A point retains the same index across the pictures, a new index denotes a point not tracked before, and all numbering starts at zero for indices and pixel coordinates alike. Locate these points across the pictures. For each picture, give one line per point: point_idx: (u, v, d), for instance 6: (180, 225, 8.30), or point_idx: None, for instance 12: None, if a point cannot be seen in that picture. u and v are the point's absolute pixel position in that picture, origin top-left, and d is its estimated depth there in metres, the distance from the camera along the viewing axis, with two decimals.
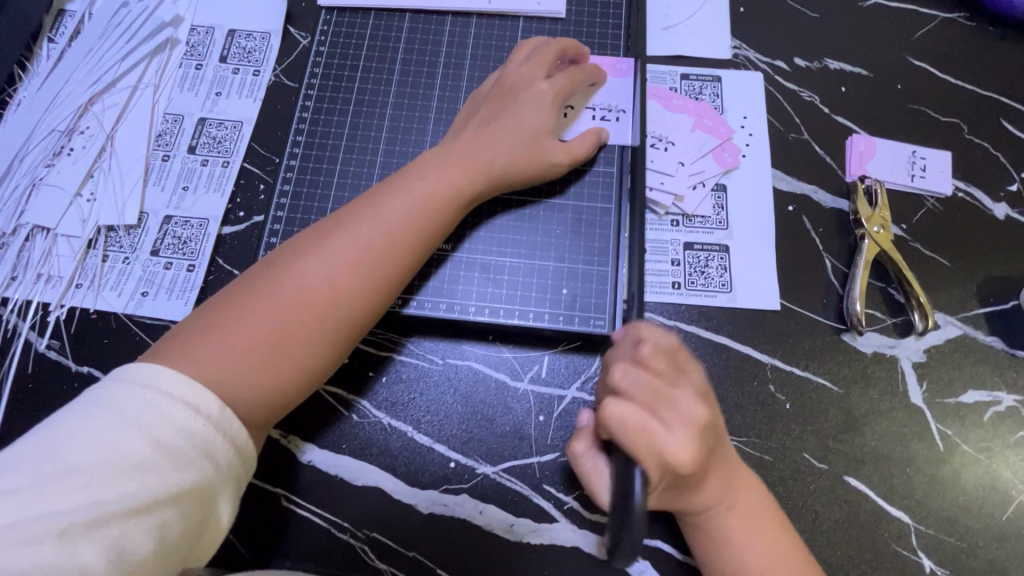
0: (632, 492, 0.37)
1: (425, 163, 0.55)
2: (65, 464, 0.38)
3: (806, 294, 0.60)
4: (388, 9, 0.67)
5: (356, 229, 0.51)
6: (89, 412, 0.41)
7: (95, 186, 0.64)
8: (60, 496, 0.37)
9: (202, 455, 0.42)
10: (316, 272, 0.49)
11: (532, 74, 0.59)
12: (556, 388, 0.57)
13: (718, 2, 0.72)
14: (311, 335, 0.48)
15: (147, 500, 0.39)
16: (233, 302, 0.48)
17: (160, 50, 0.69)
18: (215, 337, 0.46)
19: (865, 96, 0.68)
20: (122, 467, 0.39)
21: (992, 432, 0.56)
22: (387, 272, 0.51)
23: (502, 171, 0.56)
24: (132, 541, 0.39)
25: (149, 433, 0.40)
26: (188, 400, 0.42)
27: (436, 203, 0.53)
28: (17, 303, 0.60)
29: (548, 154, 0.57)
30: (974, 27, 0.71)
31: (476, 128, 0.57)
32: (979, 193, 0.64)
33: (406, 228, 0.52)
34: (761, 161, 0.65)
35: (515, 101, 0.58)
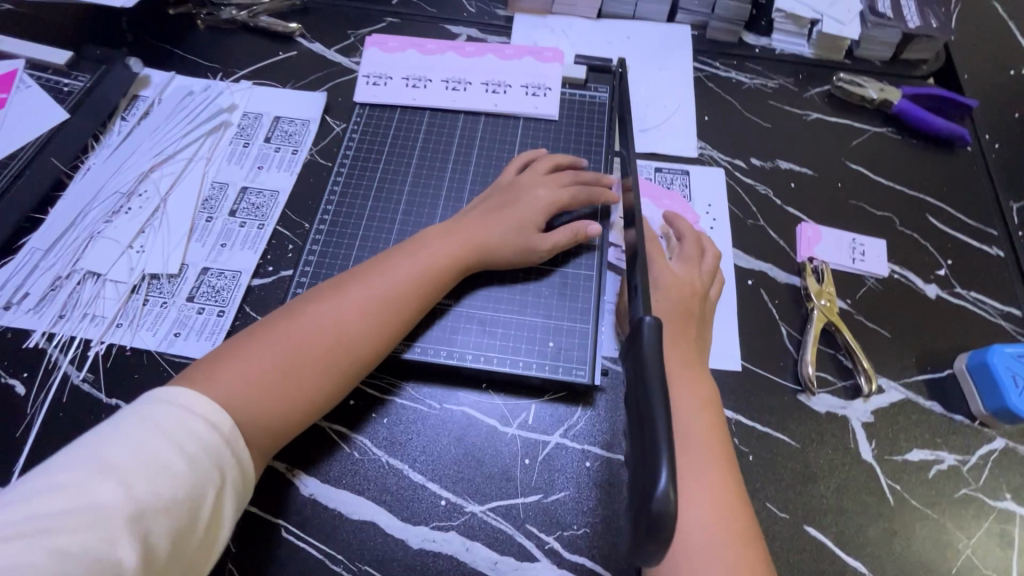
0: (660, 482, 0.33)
1: (432, 233, 0.65)
2: (103, 464, 0.44)
3: (766, 357, 0.68)
4: (412, 106, 0.81)
5: (367, 283, 0.60)
6: (125, 424, 0.47)
7: (145, 240, 0.73)
8: (96, 490, 0.43)
9: (216, 464, 0.48)
10: (327, 316, 0.57)
11: (537, 179, 0.70)
12: (541, 433, 0.63)
13: (687, 111, 0.86)
14: (317, 371, 0.55)
15: (171, 500, 0.44)
16: (255, 336, 0.56)
17: (215, 131, 0.81)
18: (234, 367, 0.53)
19: (811, 191, 0.80)
20: (152, 470, 0.45)
21: (937, 489, 0.62)
22: (390, 322, 0.59)
23: (493, 246, 0.65)
24: (156, 536, 0.43)
25: (174, 439, 0.46)
26: (208, 417, 0.49)
27: (437, 266, 0.63)
28: (60, 339, 0.67)
29: (534, 243, 0.66)
30: (899, 140, 0.85)
31: (478, 211, 0.68)
32: (912, 275, 0.74)
33: (409, 283, 0.61)
34: (724, 242, 0.75)
35: (518, 196, 0.68)
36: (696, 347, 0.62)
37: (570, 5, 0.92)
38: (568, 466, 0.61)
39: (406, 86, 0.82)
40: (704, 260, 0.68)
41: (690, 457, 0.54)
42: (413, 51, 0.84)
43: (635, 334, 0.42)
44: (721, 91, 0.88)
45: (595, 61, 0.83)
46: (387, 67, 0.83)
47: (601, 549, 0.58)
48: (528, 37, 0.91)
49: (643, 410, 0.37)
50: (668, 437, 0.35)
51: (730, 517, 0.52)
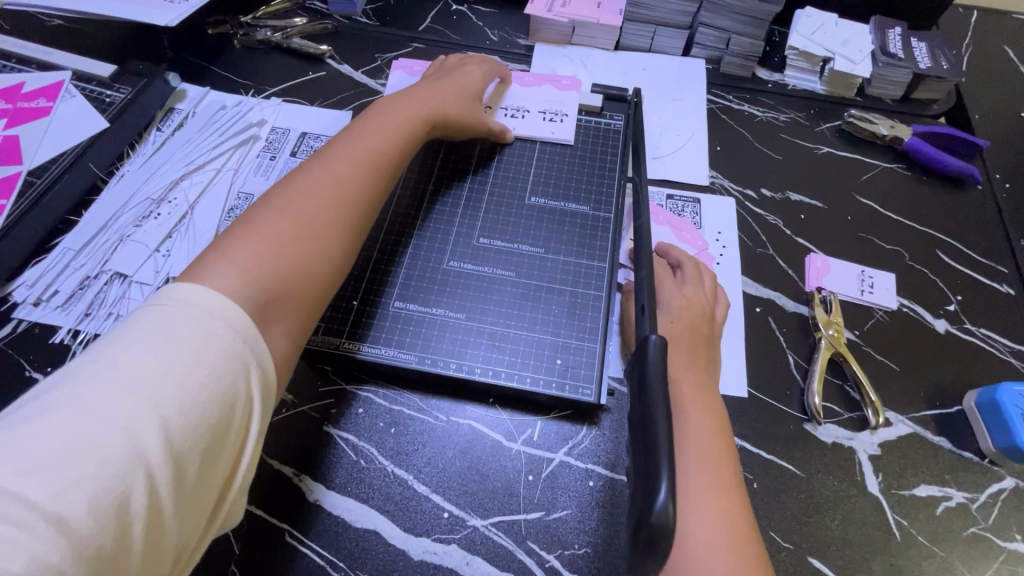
0: (659, 499, 0.34)
1: (392, 104, 0.72)
2: (126, 374, 0.41)
3: (773, 385, 0.68)
4: None
5: (357, 136, 0.66)
6: (140, 334, 0.43)
7: (171, 245, 0.76)
8: (121, 401, 0.39)
9: (241, 375, 0.44)
10: (324, 171, 0.61)
11: (473, 72, 0.82)
12: (545, 451, 0.64)
13: (699, 140, 0.88)
14: (330, 210, 0.58)
15: (196, 411, 0.41)
16: (246, 226, 0.54)
17: (244, 144, 0.85)
18: (236, 252, 0.51)
19: (821, 223, 0.81)
20: (173, 380, 0.41)
21: (945, 526, 0.61)
22: (388, 153, 0.66)
23: (451, 114, 0.75)
24: (184, 448, 0.40)
25: (198, 350, 0.43)
26: (226, 318, 0.46)
27: (421, 114, 0.72)
28: (85, 336, 0.69)
29: (481, 114, 0.79)
30: (910, 176, 0.86)
31: (425, 94, 0.75)
32: (921, 310, 0.74)
33: (397, 129, 0.69)
34: (733, 269, 0.76)
35: (466, 92, 0.79)
36: (706, 369, 0.62)
37: (589, 36, 0.96)
38: (571, 484, 0.62)
39: None
40: (705, 277, 0.69)
41: (695, 479, 0.54)
42: None
43: (642, 353, 0.44)
44: (734, 123, 0.91)
45: (612, 90, 0.86)
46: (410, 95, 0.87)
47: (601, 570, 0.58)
48: (547, 65, 0.95)
49: (647, 425, 0.38)
50: (670, 449, 0.36)
51: (734, 542, 0.51)
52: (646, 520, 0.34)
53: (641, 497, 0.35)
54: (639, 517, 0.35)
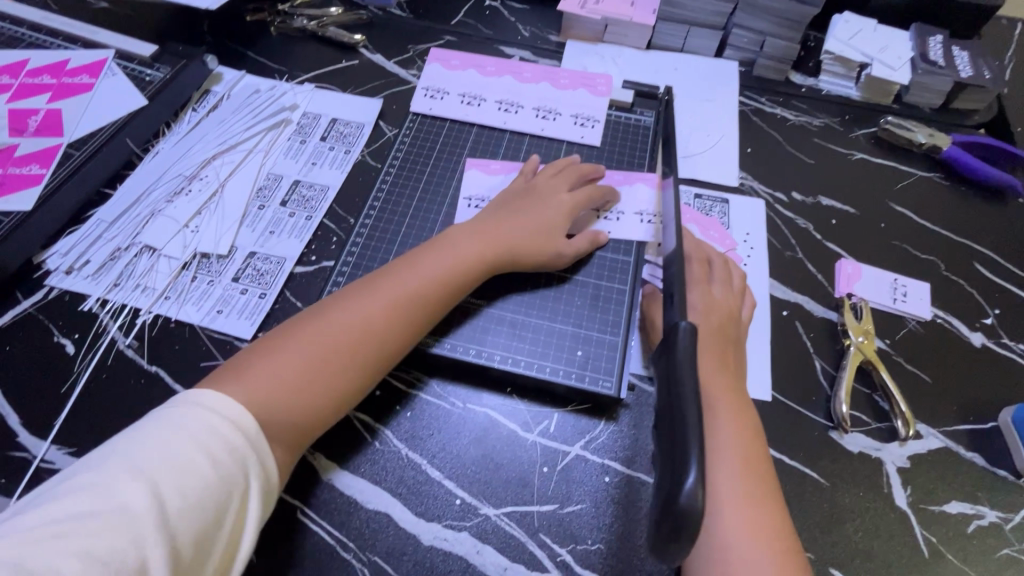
0: (688, 480, 0.32)
1: (457, 232, 0.67)
2: (141, 467, 0.46)
3: (798, 390, 0.67)
4: (462, 121, 0.83)
5: (385, 288, 0.61)
6: (157, 425, 0.48)
7: (200, 221, 0.77)
8: (132, 494, 0.44)
9: (241, 473, 0.48)
10: (349, 319, 0.58)
11: (559, 186, 0.72)
12: (561, 443, 0.63)
13: (730, 142, 0.87)
14: (339, 376, 0.56)
15: (195, 501, 0.46)
16: (286, 336, 0.57)
17: (276, 127, 0.86)
18: (266, 360, 0.55)
19: (853, 229, 0.79)
20: (178, 472, 0.46)
21: (975, 545, 0.58)
22: (416, 306, 0.61)
23: (514, 252, 0.67)
24: (180, 538, 0.44)
25: (202, 447, 0.47)
26: (234, 420, 0.49)
27: (463, 266, 0.64)
28: (113, 306, 0.70)
29: (557, 246, 0.68)
30: (947, 185, 0.84)
31: (500, 218, 0.69)
32: (957, 322, 0.72)
33: (431, 291, 0.62)
34: (760, 271, 0.75)
35: (540, 206, 0.70)
36: (733, 372, 0.61)
37: (621, 35, 0.96)
38: (586, 479, 0.61)
39: (461, 102, 0.85)
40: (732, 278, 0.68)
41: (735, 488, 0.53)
42: (474, 71, 0.88)
43: (669, 337, 0.42)
44: (765, 126, 0.89)
45: (643, 87, 0.86)
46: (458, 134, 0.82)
47: (615, 568, 0.57)
48: (578, 61, 0.95)
49: (673, 406, 0.37)
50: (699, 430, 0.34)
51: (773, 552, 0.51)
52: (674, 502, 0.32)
53: (668, 479, 0.33)
54: (665, 500, 0.33)
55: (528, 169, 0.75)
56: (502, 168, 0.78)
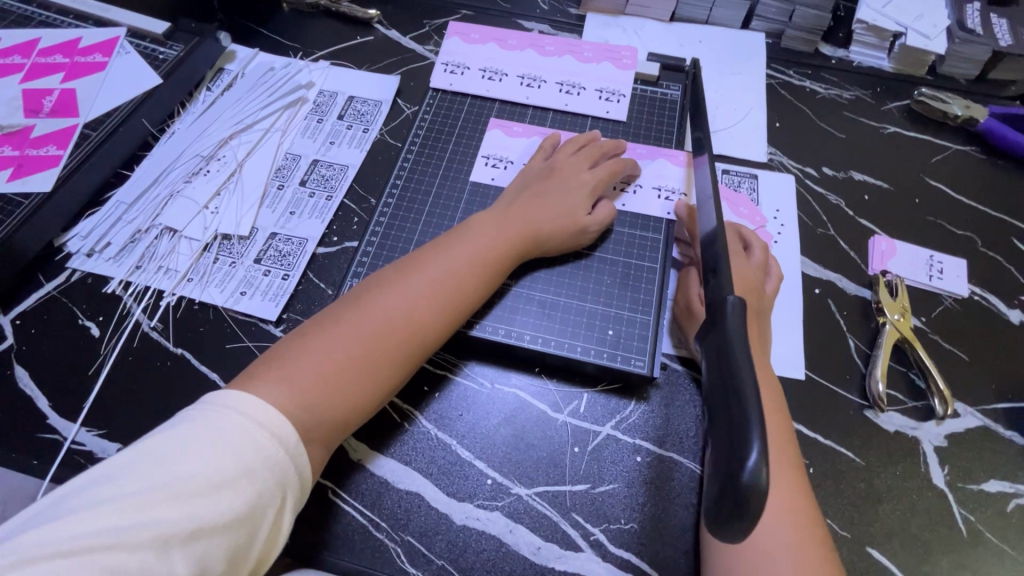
0: (750, 458, 0.31)
1: (481, 221, 0.65)
2: (170, 477, 0.43)
3: (832, 369, 0.65)
4: (483, 97, 0.81)
5: (416, 281, 0.59)
6: (187, 431, 0.45)
7: (220, 202, 0.76)
8: (162, 508, 0.41)
9: (278, 484, 0.46)
10: (382, 315, 0.57)
11: (578, 166, 0.70)
12: (591, 423, 0.62)
13: (758, 116, 0.84)
14: (377, 373, 0.55)
15: (228, 518, 0.43)
16: (315, 334, 0.55)
17: (293, 105, 0.84)
18: (302, 360, 0.53)
19: (886, 205, 0.77)
20: (212, 484, 0.43)
21: (1015, 524, 0.57)
22: (448, 300, 0.60)
23: (544, 238, 0.66)
24: (210, 555, 0.42)
25: (238, 458, 0.45)
26: (271, 428, 0.48)
27: (492, 257, 0.63)
28: (136, 288, 0.70)
29: (585, 228, 0.67)
30: (984, 159, 0.81)
31: (524, 202, 0.67)
32: (994, 299, 0.70)
33: (463, 283, 0.61)
34: (791, 248, 0.73)
35: (562, 186, 0.68)
36: (762, 350, 0.60)
37: (644, 6, 0.92)
38: (618, 459, 0.60)
39: (482, 78, 0.82)
40: (752, 252, 0.66)
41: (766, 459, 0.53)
42: (494, 45, 0.85)
43: (717, 313, 0.41)
44: (794, 99, 0.87)
45: (669, 60, 0.83)
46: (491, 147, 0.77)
47: (648, 547, 0.56)
48: (599, 34, 0.92)
49: (727, 383, 0.36)
50: (758, 407, 0.33)
51: (801, 523, 0.51)
52: (734, 481, 0.31)
53: (726, 456, 0.32)
54: (723, 479, 0.32)
55: (547, 148, 0.74)
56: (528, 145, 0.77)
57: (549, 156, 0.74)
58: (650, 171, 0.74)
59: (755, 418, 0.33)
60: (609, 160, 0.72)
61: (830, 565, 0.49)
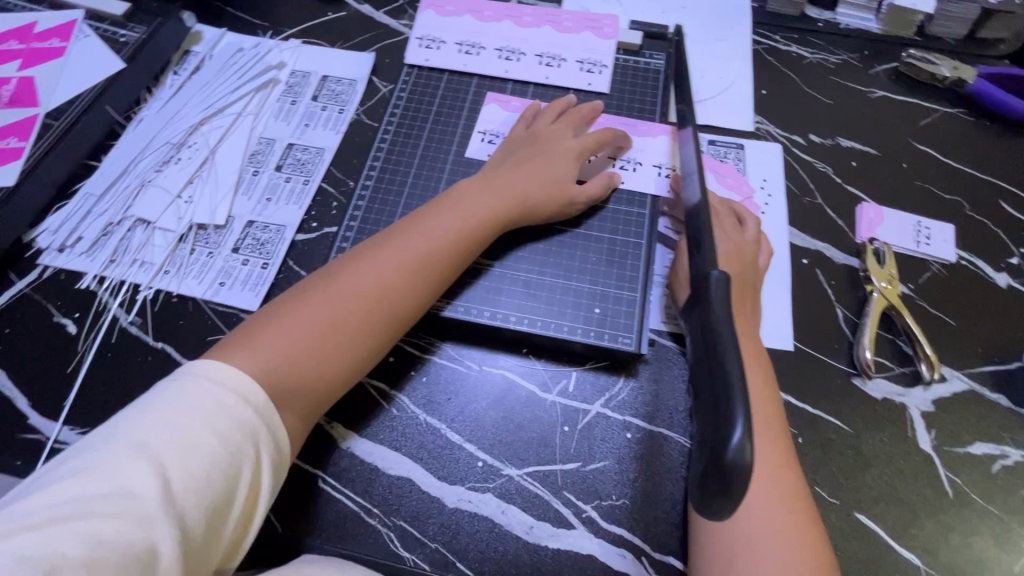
0: (734, 435, 0.31)
1: (466, 189, 0.64)
2: (145, 444, 0.44)
3: (820, 339, 0.65)
4: (461, 72, 0.79)
5: (390, 251, 0.59)
6: (163, 402, 0.46)
7: (193, 191, 0.74)
8: (139, 472, 0.42)
9: (252, 444, 0.47)
10: (355, 284, 0.56)
11: (560, 132, 0.69)
12: (581, 402, 0.62)
13: (744, 83, 0.82)
14: (346, 342, 0.55)
15: (205, 478, 0.44)
16: (292, 304, 0.55)
17: (264, 87, 0.81)
18: (276, 328, 0.53)
19: (874, 171, 0.76)
20: (186, 446, 0.44)
21: (1000, 484, 0.58)
22: (426, 269, 0.59)
23: (531, 204, 0.64)
24: (187, 517, 0.43)
25: (209, 421, 0.46)
26: (241, 394, 0.48)
27: (469, 226, 0.61)
28: (111, 282, 0.68)
29: (573, 194, 0.66)
30: (972, 121, 0.80)
31: (509, 169, 0.66)
32: (982, 263, 0.70)
33: (437, 253, 0.59)
34: (778, 219, 0.72)
35: (546, 152, 0.67)
36: (752, 324, 0.60)
37: None
38: (608, 436, 0.60)
39: (459, 52, 0.80)
40: (740, 225, 0.66)
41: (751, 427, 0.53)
42: (470, 17, 0.82)
43: (700, 286, 0.40)
44: (780, 65, 0.84)
45: (651, 28, 0.81)
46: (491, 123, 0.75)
47: (640, 521, 0.57)
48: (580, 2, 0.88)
49: (709, 358, 0.35)
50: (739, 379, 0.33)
51: (786, 488, 0.51)
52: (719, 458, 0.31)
53: (710, 433, 0.32)
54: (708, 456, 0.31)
55: (528, 115, 0.72)
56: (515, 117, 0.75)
57: (530, 124, 0.72)
58: (646, 148, 0.72)
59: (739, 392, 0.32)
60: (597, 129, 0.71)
61: (816, 538, 0.50)
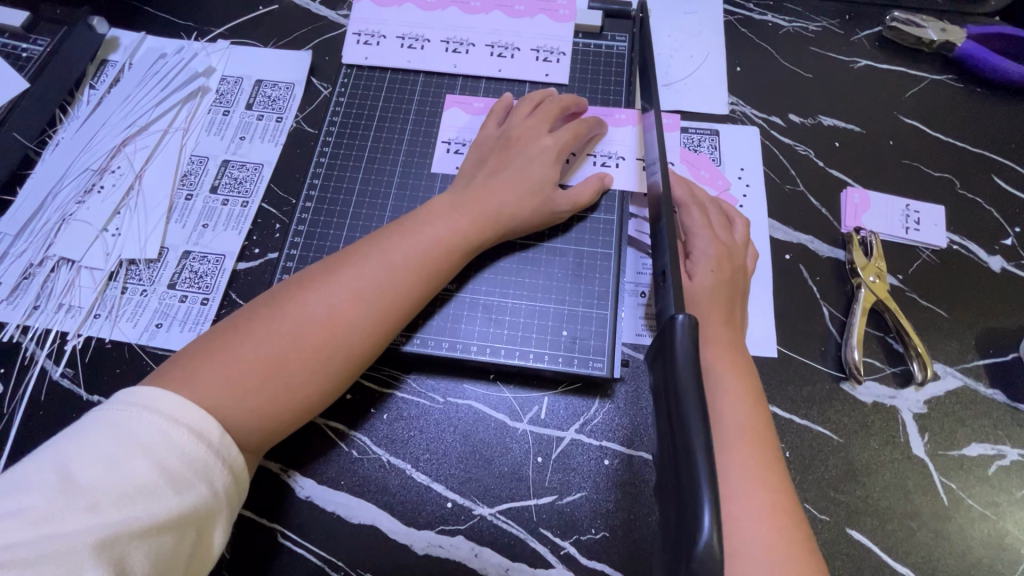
0: (703, 526, 0.31)
1: (438, 204, 0.58)
2: (77, 483, 0.38)
3: (806, 342, 0.61)
4: (405, 69, 0.71)
5: (354, 269, 0.52)
6: (99, 432, 0.40)
7: (121, 222, 0.67)
8: (68, 517, 0.36)
9: (204, 482, 0.41)
10: (314, 308, 0.49)
11: (537, 128, 0.63)
12: (555, 429, 0.58)
13: (716, 61, 0.76)
14: (303, 372, 0.48)
15: (148, 523, 0.38)
16: (239, 329, 0.48)
17: (192, 98, 0.74)
18: (219, 357, 0.46)
19: (858, 151, 0.70)
20: (126, 487, 0.38)
21: (997, 487, 0.55)
22: (395, 291, 0.52)
23: (508, 219, 0.58)
24: (131, 565, 0.37)
25: (155, 457, 0.39)
26: (189, 427, 0.42)
27: (442, 243, 0.55)
28: (36, 331, 0.62)
29: (553, 202, 0.60)
30: (962, 88, 0.74)
31: (484, 178, 0.60)
32: (974, 246, 0.65)
33: (408, 270, 0.53)
34: (757, 212, 0.67)
35: (521, 154, 0.61)
36: (738, 334, 0.55)
37: None
38: (584, 465, 0.56)
39: (402, 46, 0.72)
40: (725, 224, 0.61)
41: (734, 451, 0.47)
42: (412, 5, 0.74)
43: (666, 334, 0.40)
44: (755, 37, 0.78)
45: (612, 6, 0.73)
46: (473, 132, 0.68)
47: (622, 554, 0.53)
48: None
49: (678, 428, 0.35)
50: (707, 450, 0.33)
51: (780, 521, 0.45)
52: (688, 552, 0.31)
53: (683, 523, 0.32)
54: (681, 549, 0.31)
55: (500, 111, 0.66)
56: (482, 115, 0.68)
57: (503, 121, 0.66)
58: (625, 142, 0.66)
59: (708, 478, 0.32)
60: (574, 120, 0.64)
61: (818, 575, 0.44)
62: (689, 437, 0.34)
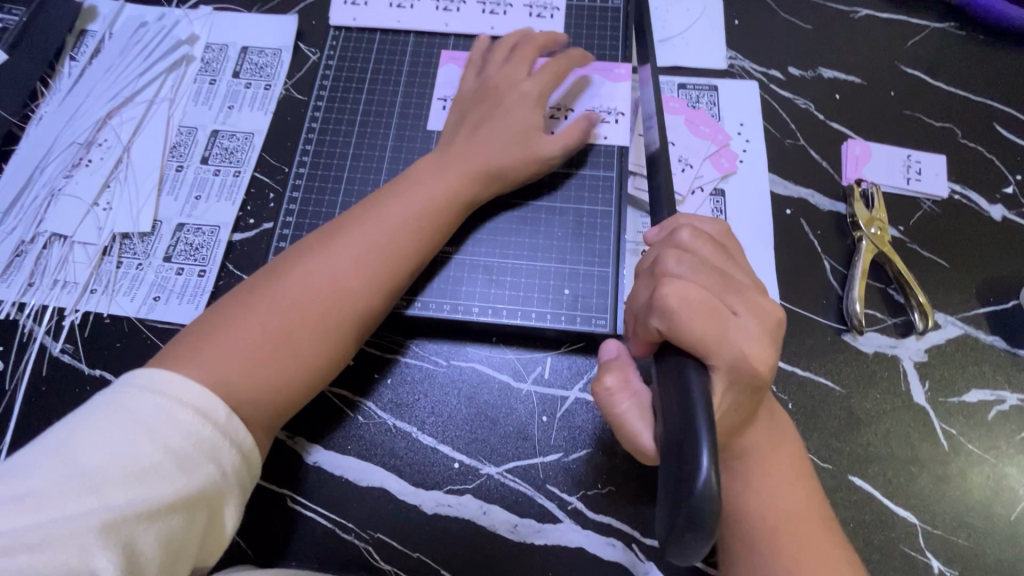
0: (702, 466, 0.33)
1: (426, 166, 0.57)
2: (79, 468, 0.37)
3: (808, 296, 0.61)
4: (394, 30, 0.69)
5: (348, 236, 0.51)
6: (101, 418, 0.40)
7: (111, 196, 0.66)
8: (72, 501, 0.36)
9: (211, 462, 0.41)
10: (312, 277, 0.49)
11: (515, 73, 0.61)
12: (559, 389, 0.58)
13: (713, 14, 0.74)
14: (308, 341, 0.48)
15: (155, 504, 0.38)
16: (237, 306, 0.48)
17: (176, 67, 0.72)
18: (222, 334, 0.46)
19: (859, 103, 0.69)
20: (131, 470, 0.38)
21: (996, 431, 0.56)
22: (391, 254, 0.51)
23: (497, 171, 0.57)
24: (140, 546, 0.37)
25: (158, 439, 0.39)
26: (193, 405, 0.42)
27: (434, 204, 0.54)
28: (33, 308, 0.62)
29: (541, 149, 0.59)
30: (964, 35, 0.72)
31: (468, 132, 0.59)
32: (975, 195, 0.65)
33: (404, 232, 0.52)
34: (758, 167, 0.66)
35: (502, 102, 0.60)
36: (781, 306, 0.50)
37: None
38: (589, 422, 0.57)
39: (390, 6, 0.70)
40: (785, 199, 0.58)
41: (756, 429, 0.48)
42: None
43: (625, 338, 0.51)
44: None
45: None
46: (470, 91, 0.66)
47: (628, 507, 0.54)
48: None
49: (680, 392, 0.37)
50: (707, 420, 0.35)
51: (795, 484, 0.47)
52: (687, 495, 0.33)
53: (681, 466, 0.34)
54: (678, 493, 0.33)
55: (477, 60, 0.64)
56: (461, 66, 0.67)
57: (480, 69, 0.64)
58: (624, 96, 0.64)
59: (702, 408, 0.36)
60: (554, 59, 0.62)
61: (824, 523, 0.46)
62: (686, 388, 0.37)
